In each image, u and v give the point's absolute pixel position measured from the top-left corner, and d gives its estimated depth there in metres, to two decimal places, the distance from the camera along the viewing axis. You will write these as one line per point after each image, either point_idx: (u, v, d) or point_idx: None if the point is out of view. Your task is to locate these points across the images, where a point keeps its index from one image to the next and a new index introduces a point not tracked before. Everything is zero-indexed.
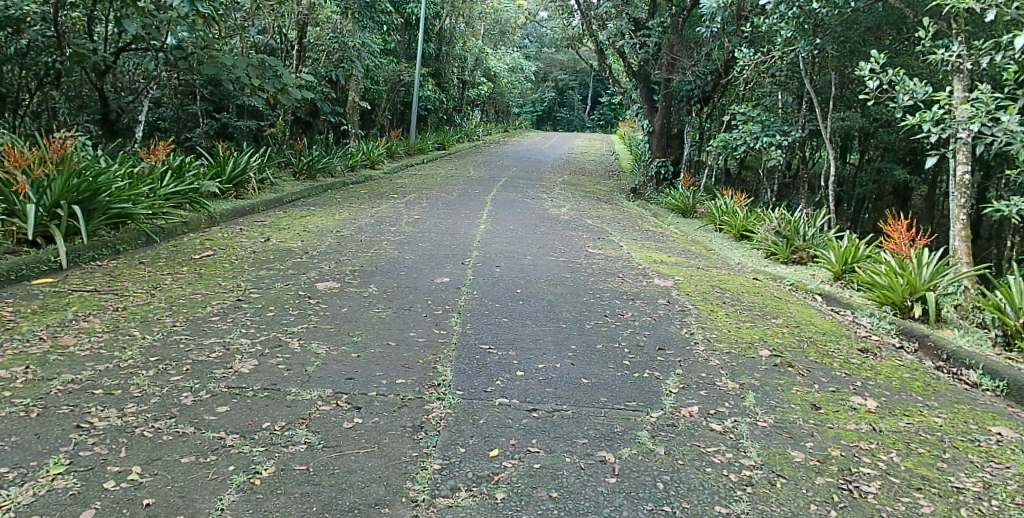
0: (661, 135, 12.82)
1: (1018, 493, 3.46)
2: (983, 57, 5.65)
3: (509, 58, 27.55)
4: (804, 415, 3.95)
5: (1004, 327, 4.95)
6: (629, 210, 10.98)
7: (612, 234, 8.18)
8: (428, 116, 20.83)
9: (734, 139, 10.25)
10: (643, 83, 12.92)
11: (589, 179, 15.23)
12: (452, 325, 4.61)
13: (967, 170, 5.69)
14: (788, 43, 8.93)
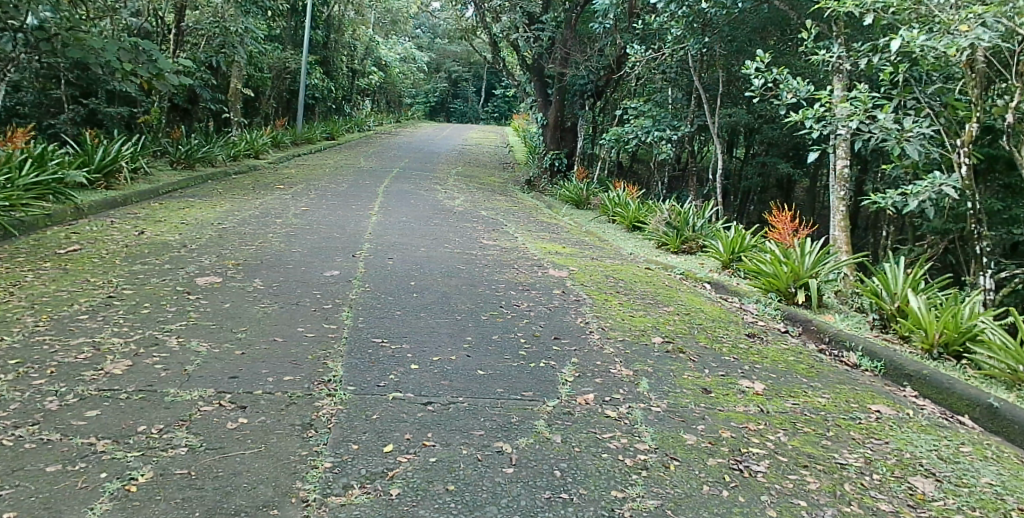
0: (555, 128, 12.88)
1: (895, 466, 3.69)
2: (861, 58, 5.97)
3: (399, 48, 27.24)
4: (695, 399, 4.05)
5: (880, 310, 5.46)
6: (523, 202, 11.08)
7: (506, 225, 8.20)
8: (316, 106, 20.27)
9: (626, 134, 10.60)
10: (537, 76, 13.01)
11: (483, 171, 15.31)
12: (343, 320, 4.48)
13: (846, 164, 6.00)
14: (678, 41, 9.26)
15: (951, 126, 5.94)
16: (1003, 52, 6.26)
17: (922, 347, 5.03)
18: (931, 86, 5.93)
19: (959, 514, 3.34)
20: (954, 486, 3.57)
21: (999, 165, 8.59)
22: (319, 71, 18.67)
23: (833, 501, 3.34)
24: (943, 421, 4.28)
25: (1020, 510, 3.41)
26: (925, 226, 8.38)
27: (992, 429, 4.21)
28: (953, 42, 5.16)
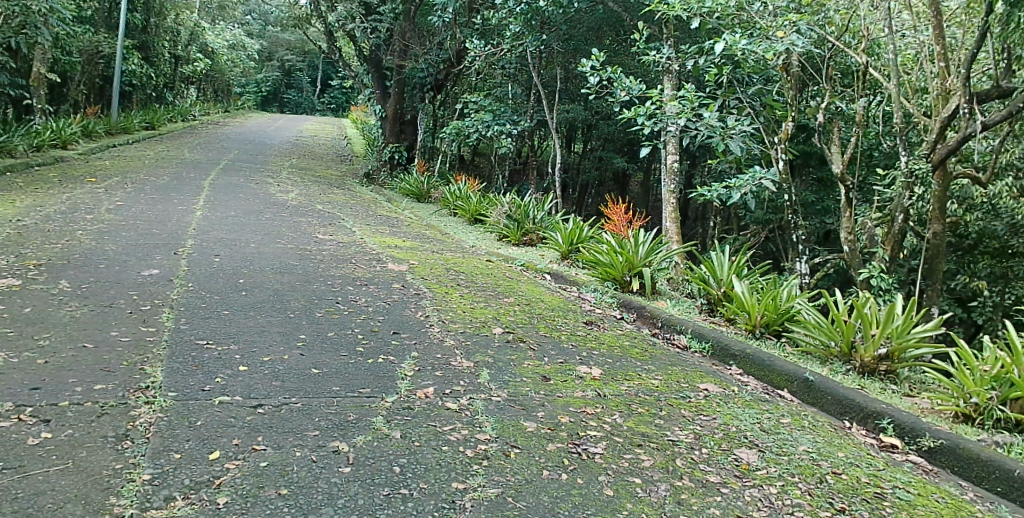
0: (394, 121, 13.01)
1: (722, 440, 3.96)
2: (689, 60, 6.33)
3: (227, 34, 25.77)
4: (535, 387, 4.15)
5: (708, 295, 5.90)
6: (362, 195, 10.94)
7: (343, 219, 8.03)
8: (135, 93, 18.83)
9: (467, 127, 10.80)
10: (375, 68, 12.92)
11: (318, 164, 14.98)
12: (163, 322, 4.22)
13: (676, 159, 6.35)
14: (516, 37, 9.50)
15: (770, 124, 6.42)
16: (813, 58, 6.85)
17: (746, 327, 5.48)
18: (753, 87, 6.35)
19: (779, 480, 3.63)
20: (775, 454, 3.88)
21: (812, 161, 9.44)
22: (136, 56, 17.30)
23: (666, 477, 3.53)
24: (764, 395, 4.70)
25: (832, 473, 3.77)
26: (748, 216, 9.20)
27: (808, 400, 4.72)
28: (770, 46, 5.55)
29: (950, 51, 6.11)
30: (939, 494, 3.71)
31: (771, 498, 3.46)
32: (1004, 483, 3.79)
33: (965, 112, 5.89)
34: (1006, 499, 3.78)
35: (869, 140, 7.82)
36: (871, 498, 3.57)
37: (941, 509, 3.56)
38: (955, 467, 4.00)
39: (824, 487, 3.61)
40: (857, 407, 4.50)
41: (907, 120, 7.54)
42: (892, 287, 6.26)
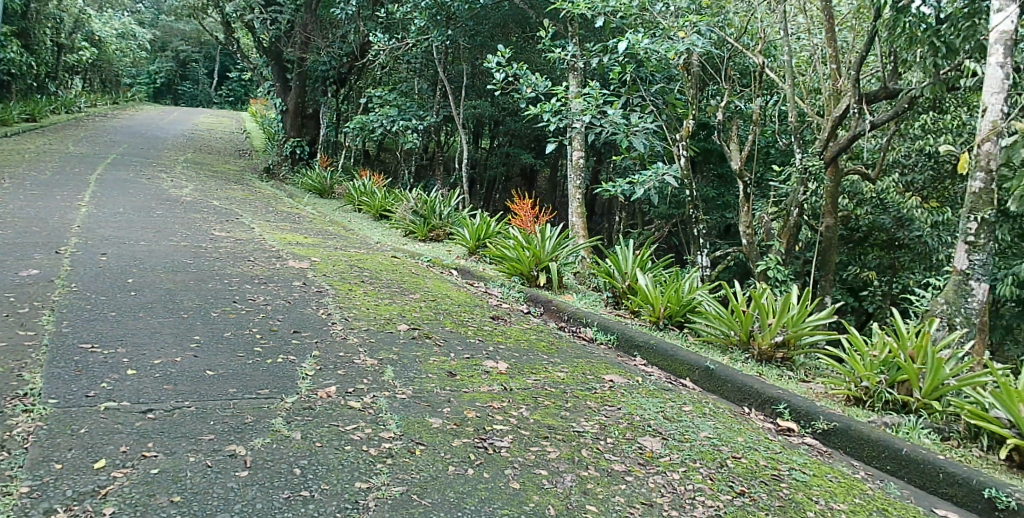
0: (295, 114, 12.88)
1: (627, 429, 4.06)
2: (593, 58, 6.46)
3: (116, 22, 24.44)
4: (440, 383, 4.16)
5: (614, 288, 6.07)
6: (262, 190, 10.69)
7: (242, 216, 7.80)
8: (13, 82, 17.61)
9: (370, 122, 10.80)
10: (274, 59, 12.78)
11: (216, 158, 14.51)
12: (43, 325, 3.99)
13: (582, 155, 6.45)
14: (422, 32, 9.65)
15: (673, 121, 6.62)
16: (714, 58, 7.09)
17: (650, 319, 5.65)
18: (656, 85, 6.53)
19: (681, 466, 3.75)
20: (678, 441, 4.01)
21: (711, 158, 9.80)
22: (15, 43, 16.18)
23: (572, 467, 3.59)
24: (668, 384, 4.85)
25: (732, 458, 3.92)
26: (653, 211, 9.48)
27: (709, 388, 4.91)
28: (672, 45, 5.71)
29: (841, 54, 6.42)
30: (832, 474, 3.93)
31: (674, 484, 3.58)
32: (892, 462, 4.07)
33: (854, 112, 6.22)
34: (893, 475, 4.06)
35: (766, 138, 8.16)
36: (768, 480, 3.74)
37: (834, 488, 3.76)
38: (847, 448, 4.27)
39: (725, 471, 3.76)
40: (755, 393, 4.71)
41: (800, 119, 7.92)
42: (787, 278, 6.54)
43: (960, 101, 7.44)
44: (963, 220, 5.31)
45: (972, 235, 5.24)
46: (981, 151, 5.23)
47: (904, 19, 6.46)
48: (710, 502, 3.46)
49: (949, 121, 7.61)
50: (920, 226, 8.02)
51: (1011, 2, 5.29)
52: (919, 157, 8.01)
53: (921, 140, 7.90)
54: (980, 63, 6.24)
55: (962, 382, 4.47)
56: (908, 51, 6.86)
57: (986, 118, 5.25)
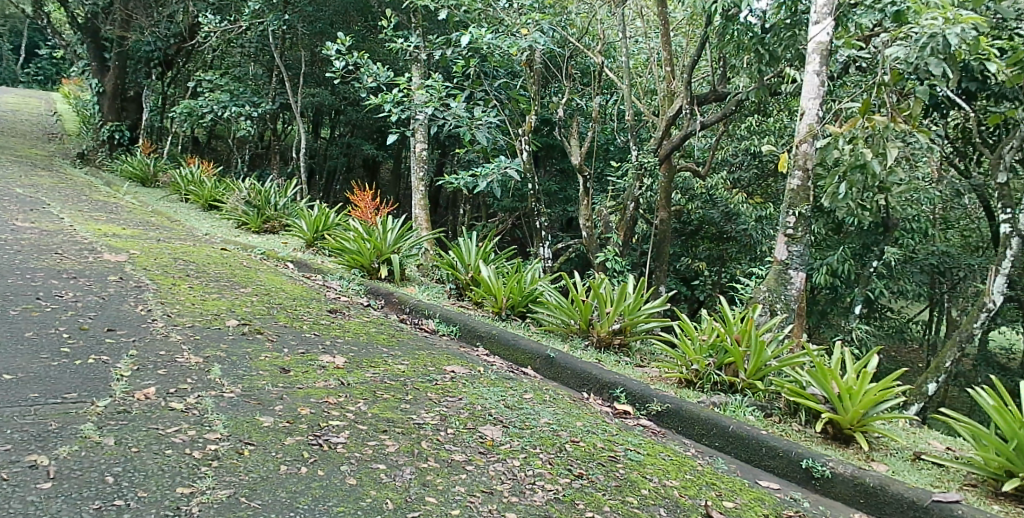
0: (114, 97, 12.22)
1: (468, 419, 4.10)
2: (437, 50, 6.51)
3: None
4: (272, 380, 4.05)
5: (457, 280, 6.22)
6: (77, 178, 9.92)
7: (49, 205, 7.18)
8: None
9: (200, 107, 10.61)
10: (90, 38, 12.01)
11: (23, 142, 13.27)
12: None
13: (424, 147, 6.73)
14: (256, 16, 9.92)
15: (515, 117, 6.84)
16: (556, 56, 7.30)
17: (493, 310, 5.80)
18: (497, 80, 6.71)
19: (522, 453, 3.84)
20: (518, 429, 4.10)
21: (554, 153, 10.14)
22: None
23: (411, 460, 3.58)
24: (510, 373, 4.95)
25: (571, 442, 4.05)
26: (496, 204, 9.74)
27: (549, 376, 5.06)
28: (515, 41, 5.88)
29: (675, 58, 6.77)
30: (665, 453, 4.15)
31: (515, 471, 3.66)
32: (720, 438, 4.37)
33: (687, 112, 6.64)
34: (721, 451, 4.36)
35: (606, 135, 8.53)
36: (605, 462, 3.89)
37: (667, 465, 3.98)
38: (679, 428, 4.54)
39: (563, 456, 3.88)
40: (593, 379, 4.90)
41: (638, 118, 8.34)
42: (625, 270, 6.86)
43: (783, 106, 8.14)
44: (783, 214, 5.78)
45: (790, 228, 5.71)
46: (799, 151, 5.69)
47: (732, 26, 6.95)
48: (549, 486, 3.57)
49: (773, 123, 8.27)
50: (746, 220, 8.50)
51: (827, 15, 5.76)
52: (745, 156, 8.69)
53: (747, 140, 8.55)
54: (798, 71, 6.79)
55: (782, 363, 4.86)
56: (736, 57, 7.37)
57: (803, 121, 5.75)
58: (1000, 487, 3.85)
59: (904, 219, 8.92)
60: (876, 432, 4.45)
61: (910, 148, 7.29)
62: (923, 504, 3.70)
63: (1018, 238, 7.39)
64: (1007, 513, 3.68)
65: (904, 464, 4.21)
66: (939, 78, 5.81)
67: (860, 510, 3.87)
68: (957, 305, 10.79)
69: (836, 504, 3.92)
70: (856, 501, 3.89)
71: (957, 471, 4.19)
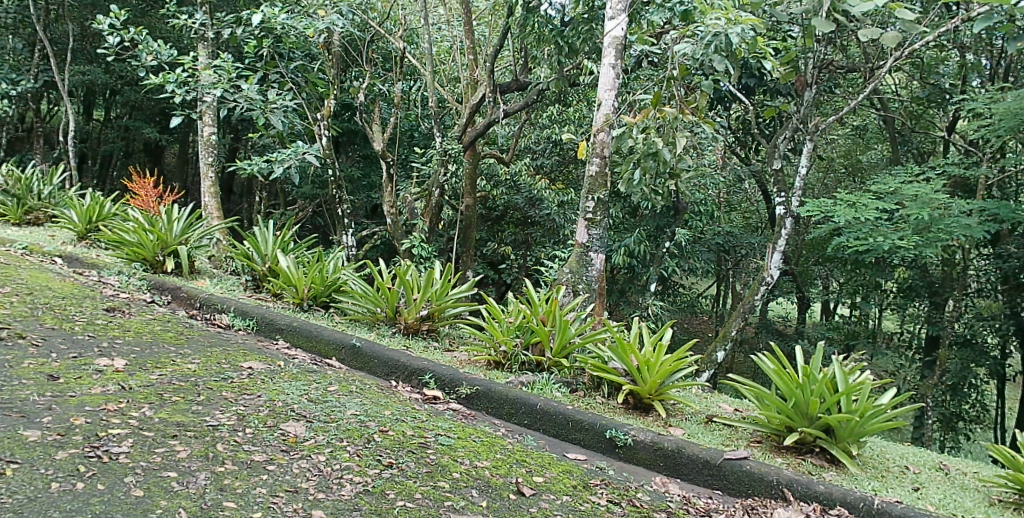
0: None
1: (268, 417, 3.93)
2: (225, 29, 6.42)
3: None
4: (37, 390, 3.67)
5: (253, 272, 6.04)
6: None
7: None
8: None
9: None
10: None
11: None
12: None
13: (213, 131, 6.47)
14: None
15: (314, 100, 7.04)
16: (356, 39, 7.32)
17: (294, 301, 5.68)
18: (295, 62, 6.90)
19: (327, 447, 3.74)
20: (324, 423, 3.98)
21: (356, 138, 9.97)
22: None
23: (206, 465, 3.38)
24: (313, 366, 4.83)
25: (380, 432, 3.99)
26: (295, 191, 9.46)
27: (355, 365, 5.00)
28: (312, 23, 5.97)
29: (477, 47, 6.92)
30: (475, 435, 4.22)
31: (321, 467, 3.56)
32: (528, 416, 4.54)
33: (489, 101, 6.88)
34: (530, 429, 4.52)
35: (410, 122, 8.54)
36: (416, 449, 3.88)
37: (477, 447, 4.05)
38: (488, 409, 4.66)
39: (372, 446, 3.82)
40: (400, 367, 4.89)
41: (442, 104, 8.45)
42: (431, 255, 7.00)
43: (581, 96, 8.63)
44: (583, 200, 6.08)
45: (590, 213, 6.02)
46: (598, 140, 6.02)
47: (533, 18, 7.19)
48: (358, 478, 3.51)
49: (573, 112, 8.71)
50: (549, 205, 8.91)
51: (622, 12, 6.07)
52: (546, 144, 9.10)
53: (549, 129, 8.95)
54: (596, 63, 7.15)
55: (584, 340, 5.14)
56: (537, 48, 7.63)
57: (600, 111, 6.04)
58: (781, 441, 4.36)
59: (692, 203, 9.77)
60: (672, 400, 4.84)
61: (696, 137, 7.97)
62: (715, 462, 4.04)
63: (791, 218, 8.22)
64: (788, 464, 4.15)
65: (698, 427, 4.62)
66: (721, 74, 6.40)
67: (660, 473, 4.16)
68: (739, 279, 11.99)
69: (639, 469, 4.19)
70: (657, 465, 4.17)
71: (743, 429, 4.67)
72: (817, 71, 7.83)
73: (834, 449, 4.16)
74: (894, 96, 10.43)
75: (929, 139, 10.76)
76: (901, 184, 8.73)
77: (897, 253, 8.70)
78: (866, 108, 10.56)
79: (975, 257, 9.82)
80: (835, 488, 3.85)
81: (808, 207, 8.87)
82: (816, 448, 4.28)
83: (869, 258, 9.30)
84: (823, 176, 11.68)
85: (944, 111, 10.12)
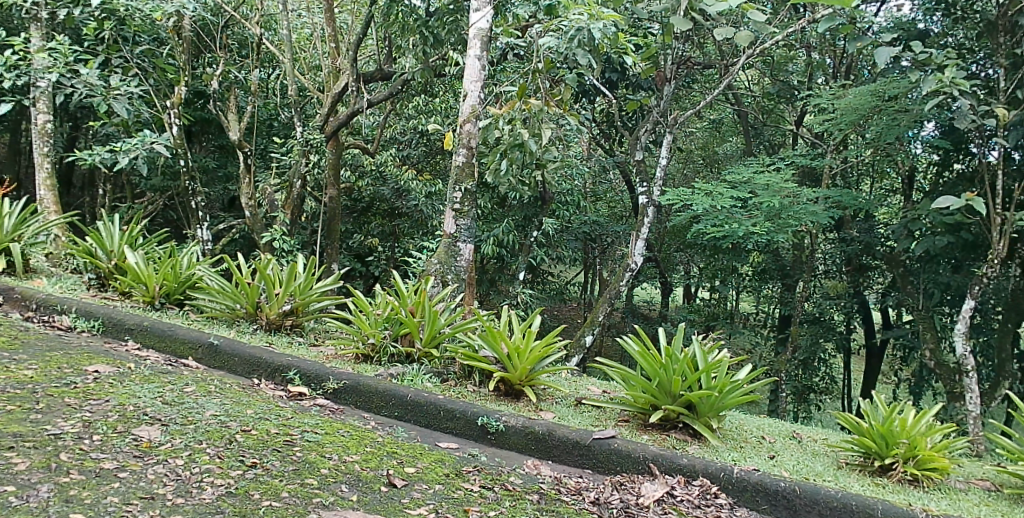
0: None
1: (117, 422, 3.72)
2: (60, 9, 6.01)
3: None
4: None
5: (97, 270, 5.68)
6: None
7: None
8: None
9: None
10: None
11: None
12: None
13: (49, 118, 6.02)
14: None
15: (163, 87, 6.74)
16: (208, 24, 7.03)
17: (144, 300, 5.40)
18: (141, 46, 6.62)
19: (185, 451, 3.58)
20: (180, 425, 3.82)
21: (210, 128, 9.50)
22: None
23: (48, 476, 3.19)
24: (168, 367, 4.62)
25: (241, 432, 3.87)
26: (144, 183, 8.95)
27: (214, 364, 4.83)
28: (159, 6, 5.88)
29: (339, 35, 6.80)
30: (343, 429, 4.18)
31: (177, 470, 3.41)
32: (398, 408, 4.55)
33: (353, 90, 6.80)
34: (401, 420, 4.54)
35: (269, 111, 8.28)
36: (280, 447, 3.80)
37: (346, 442, 4.01)
38: (357, 403, 4.62)
39: (234, 447, 3.70)
40: (262, 363, 4.76)
41: (303, 94, 8.24)
42: (294, 248, 6.83)
43: (448, 88, 8.67)
44: (450, 191, 6.12)
45: (457, 204, 6.07)
46: (464, 131, 6.06)
47: (398, 7, 7.15)
48: (219, 481, 3.39)
49: (439, 104, 8.75)
50: (416, 196, 8.90)
51: (487, 4, 6.16)
52: (412, 134, 9.08)
53: (415, 119, 8.93)
54: (461, 54, 7.19)
55: (454, 330, 5.19)
56: (401, 38, 7.59)
57: (467, 102, 6.09)
58: (647, 419, 4.61)
59: (558, 193, 10.08)
60: (542, 384, 4.99)
61: (561, 129, 8.21)
62: (585, 442, 4.21)
63: (654, 207, 8.61)
64: (654, 440, 4.39)
65: (568, 409, 4.79)
66: (584, 68, 6.60)
67: (532, 456, 4.28)
68: (606, 266, 12.47)
69: (510, 454, 4.30)
70: (527, 448, 4.30)
71: (611, 410, 4.89)
72: (675, 67, 8.26)
73: (696, 424, 4.45)
74: (747, 92, 11.19)
75: (778, 132, 11.61)
76: (753, 174, 9.37)
77: (750, 238, 9.36)
78: (721, 102, 11.27)
79: (821, 241, 10.66)
80: (698, 461, 4.06)
81: (669, 197, 9.35)
82: (680, 423, 4.57)
83: (726, 243, 9.93)
84: (683, 167, 12.38)
85: (792, 107, 10.95)
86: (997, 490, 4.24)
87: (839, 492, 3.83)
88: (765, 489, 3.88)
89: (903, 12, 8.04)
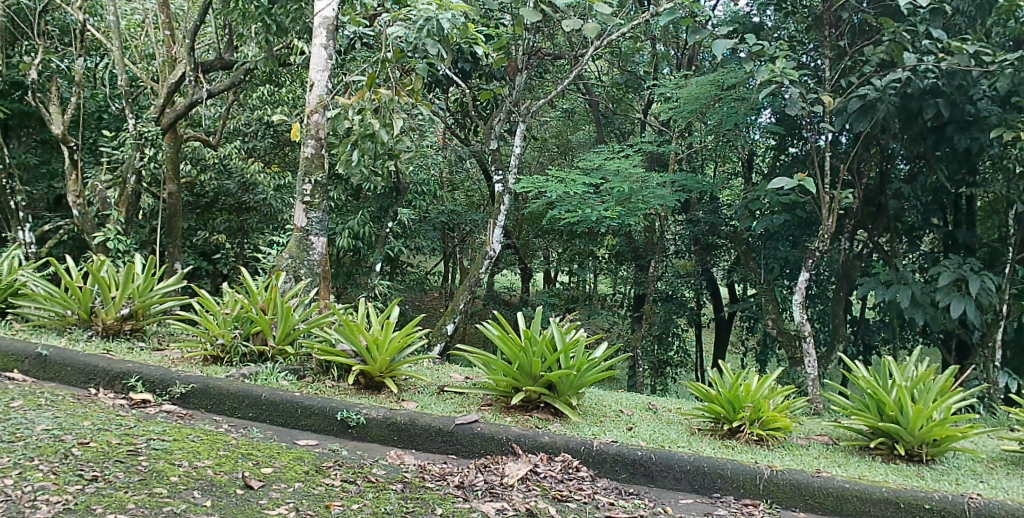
0: None
1: None
2: None
3: None
4: None
5: None
6: None
7: None
8: None
9: None
10: None
11: None
12: None
13: None
14: None
15: None
16: (23, 8, 6.50)
17: None
18: None
19: (14, 469, 3.38)
20: (7, 443, 3.59)
21: (30, 120, 8.70)
22: None
23: None
24: None
25: (79, 445, 3.68)
26: None
27: (46, 376, 4.56)
28: None
29: (174, 21, 6.48)
30: (194, 434, 4.07)
31: (7, 491, 3.23)
32: (253, 408, 4.47)
33: (191, 80, 6.51)
34: (257, 420, 4.46)
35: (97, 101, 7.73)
36: (124, 458, 3.65)
37: (197, 447, 3.92)
38: (207, 406, 4.49)
39: (71, 461, 3.52)
40: (100, 372, 4.52)
41: (135, 84, 7.79)
42: (131, 248, 6.48)
43: (293, 78, 8.45)
44: (300, 183, 6.00)
45: (309, 196, 5.97)
46: (312, 122, 5.97)
47: None
48: (56, 498, 3.23)
49: (285, 93, 8.51)
50: (264, 189, 8.62)
51: None
52: (258, 125, 8.79)
53: (259, 110, 8.65)
54: (308, 43, 7.05)
55: (308, 326, 5.17)
56: (242, 25, 7.30)
57: (313, 92, 5.96)
58: (509, 401, 4.81)
59: (414, 183, 10.12)
60: (403, 375, 5.06)
61: (413, 119, 8.20)
62: (448, 429, 4.34)
63: (509, 195, 8.81)
64: (517, 421, 4.60)
65: (432, 398, 4.91)
66: (436, 58, 6.63)
67: (395, 446, 4.36)
68: (465, 255, 12.66)
69: (373, 446, 4.35)
70: (389, 438, 4.37)
71: (474, 396, 5.05)
72: (526, 58, 8.50)
73: (557, 403, 4.70)
74: (597, 82, 11.69)
75: (627, 120, 12.21)
76: (604, 160, 9.86)
77: (603, 222, 9.83)
78: (572, 92, 11.70)
79: (670, 224, 11.37)
80: (559, 437, 4.30)
81: (523, 184, 9.63)
82: (541, 403, 4.80)
83: (580, 229, 10.39)
84: (538, 154, 12.75)
85: (640, 96, 11.56)
86: (835, 442, 4.77)
87: (689, 456, 4.18)
88: (621, 459, 4.18)
89: (739, 7, 8.66)
